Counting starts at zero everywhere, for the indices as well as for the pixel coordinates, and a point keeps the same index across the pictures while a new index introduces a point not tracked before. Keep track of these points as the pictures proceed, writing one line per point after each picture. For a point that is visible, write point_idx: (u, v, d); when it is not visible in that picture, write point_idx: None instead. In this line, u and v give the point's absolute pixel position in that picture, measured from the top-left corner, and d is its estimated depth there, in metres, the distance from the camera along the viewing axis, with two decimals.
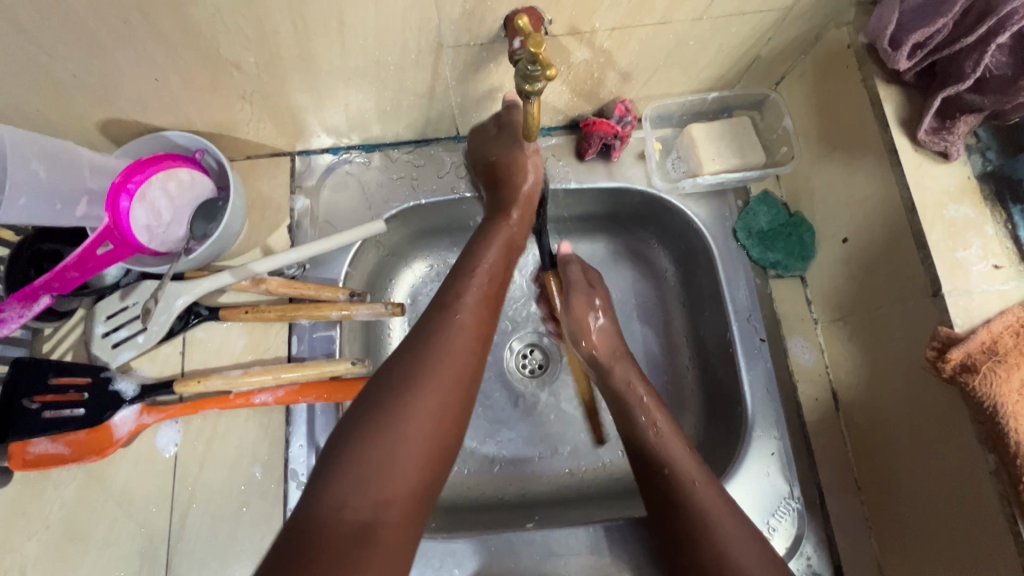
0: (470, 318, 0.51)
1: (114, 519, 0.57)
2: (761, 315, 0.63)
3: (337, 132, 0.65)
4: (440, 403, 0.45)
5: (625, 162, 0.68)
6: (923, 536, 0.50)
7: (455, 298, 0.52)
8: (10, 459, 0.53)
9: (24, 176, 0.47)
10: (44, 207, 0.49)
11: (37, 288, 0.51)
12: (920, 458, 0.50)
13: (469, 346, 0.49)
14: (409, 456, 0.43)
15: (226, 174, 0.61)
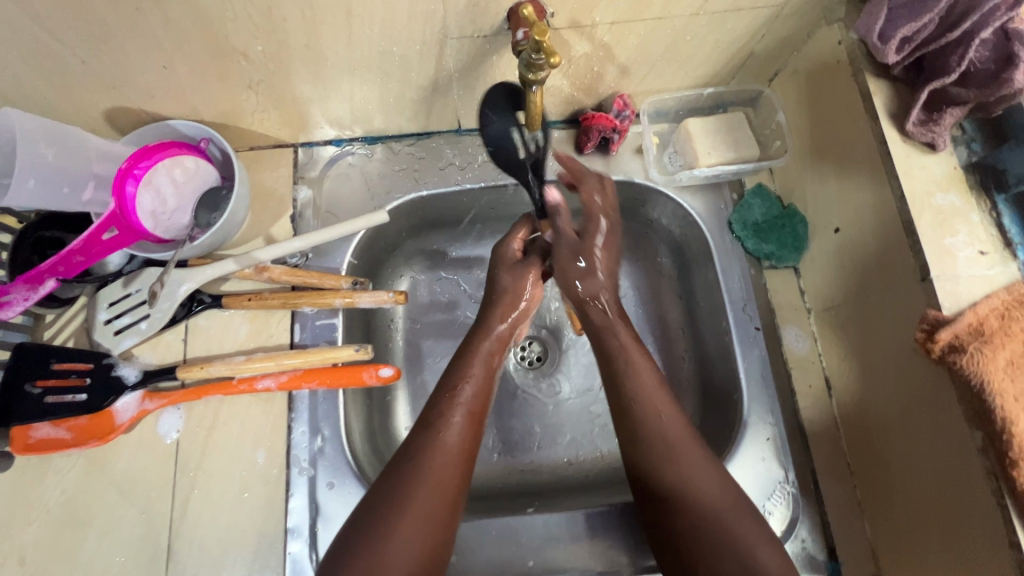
0: (456, 437, 0.53)
1: (113, 505, 0.57)
2: (756, 306, 0.65)
3: (340, 124, 0.66)
4: (425, 521, 0.48)
5: (623, 157, 0.70)
6: (909, 537, 0.52)
7: (444, 416, 0.54)
8: (12, 443, 0.54)
9: (33, 159, 0.48)
10: (52, 191, 0.50)
11: (42, 271, 0.51)
12: (914, 505, 0.51)
13: (450, 473, 0.51)
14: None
15: (231, 163, 0.62)
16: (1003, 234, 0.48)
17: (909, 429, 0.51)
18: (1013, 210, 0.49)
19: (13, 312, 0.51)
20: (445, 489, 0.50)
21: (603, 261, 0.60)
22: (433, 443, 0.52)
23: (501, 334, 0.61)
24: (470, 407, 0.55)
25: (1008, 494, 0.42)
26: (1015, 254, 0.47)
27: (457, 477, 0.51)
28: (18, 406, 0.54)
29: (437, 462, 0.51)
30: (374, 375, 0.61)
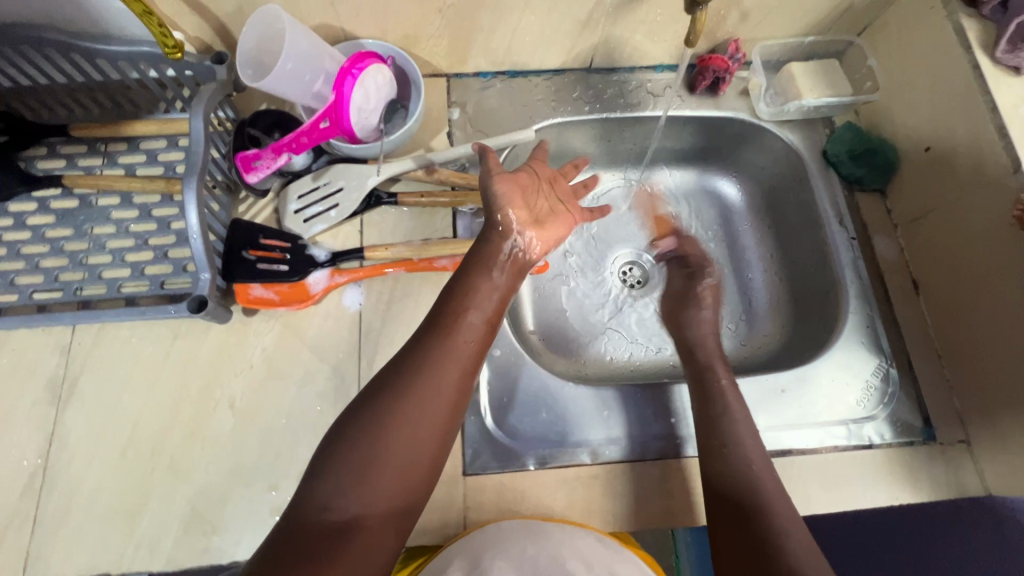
0: (473, 339, 0.54)
1: (307, 363, 0.65)
2: (849, 220, 0.75)
3: (494, 55, 0.77)
4: (430, 422, 0.49)
5: (729, 97, 0.81)
6: (1000, 400, 0.62)
7: (456, 319, 0.55)
8: (238, 297, 0.64)
9: (294, 45, 0.59)
10: (299, 76, 0.61)
11: (282, 145, 0.64)
12: (1008, 372, 0.61)
13: (458, 375, 0.52)
14: (386, 473, 0.46)
15: (411, 79, 0.71)
16: None
17: (1003, 305, 0.61)
18: None
19: (259, 176, 0.65)
20: (452, 389, 0.51)
21: (711, 305, 0.75)
22: (450, 343, 0.53)
23: (505, 254, 0.60)
24: (490, 314, 0.57)
25: None
26: None
27: (467, 384, 0.52)
28: (238, 265, 0.63)
29: (449, 364, 0.52)
30: None
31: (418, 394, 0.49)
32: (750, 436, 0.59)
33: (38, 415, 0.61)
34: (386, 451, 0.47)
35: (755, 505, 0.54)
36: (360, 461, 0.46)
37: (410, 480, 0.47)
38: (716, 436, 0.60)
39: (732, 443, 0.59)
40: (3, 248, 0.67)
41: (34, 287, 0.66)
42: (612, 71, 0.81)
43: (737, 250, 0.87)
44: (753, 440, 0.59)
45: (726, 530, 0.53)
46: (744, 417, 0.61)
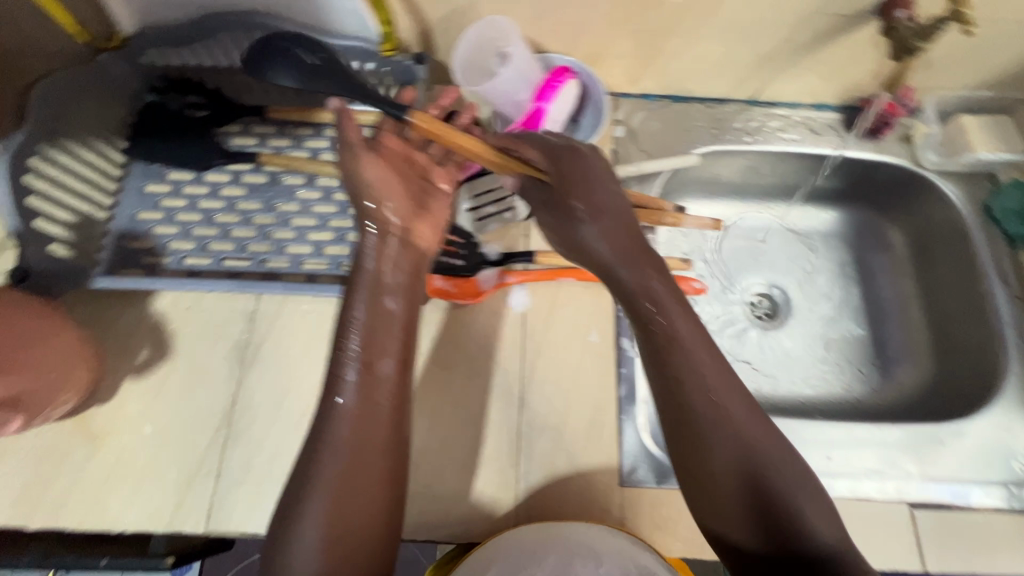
0: (384, 393, 0.55)
1: (473, 355, 0.67)
2: (1012, 280, 0.75)
3: (666, 79, 0.79)
4: (362, 507, 0.51)
5: (891, 142, 0.81)
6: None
7: (339, 381, 0.55)
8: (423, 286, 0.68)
9: (518, 56, 0.64)
10: (517, 85, 0.65)
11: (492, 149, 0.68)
12: None
13: (343, 454, 0.52)
14: (344, 541, 0.49)
15: (592, 94, 0.73)
16: None
17: None
18: None
19: (473, 171, 0.70)
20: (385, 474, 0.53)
21: (612, 229, 0.60)
22: (333, 414, 0.54)
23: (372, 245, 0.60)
24: (365, 353, 0.56)
25: None
26: None
27: (389, 465, 0.53)
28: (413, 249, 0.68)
29: (360, 441, 0.53)
30: (692, 288, 0.71)
31: (333, 473, 0.51)
32: (701, 397, 0.53)
33: (225, 375, 0.65)
34: (334, 520, 0.50)
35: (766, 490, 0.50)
36: (297, 550, 0.48)
37: (362, 546, 0.50)
38: (698, 431, 0.53)
39: (706, 428, 0.53)
40: (197, 214, 0.72)
41: (224, 254, 0.70)
42: (774, 105, 0.82)
43: (875, 293, 0.88)
44: (713, 407, 0.53)
45: (740, 519, 0.51)
46: (693, 385, 0.54)
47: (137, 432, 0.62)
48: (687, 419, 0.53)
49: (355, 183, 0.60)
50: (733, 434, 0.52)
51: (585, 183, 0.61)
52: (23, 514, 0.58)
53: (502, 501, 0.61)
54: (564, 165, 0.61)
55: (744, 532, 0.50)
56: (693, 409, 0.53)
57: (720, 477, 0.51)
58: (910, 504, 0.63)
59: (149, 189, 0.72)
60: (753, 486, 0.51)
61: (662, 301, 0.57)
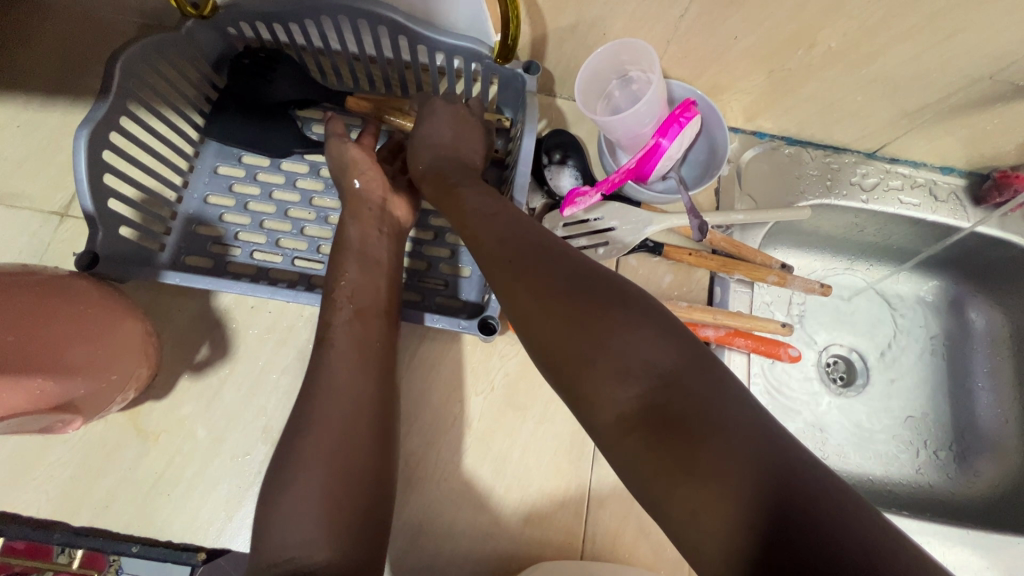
0: (356, 338, 0.53)
1: (549, 396, 0.65)
2: None
3: (786, 121, 0.72)
4: (347, 447, 0.47)
5: (1016, 218, 0.75)
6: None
7: (329, 323, 0.54)
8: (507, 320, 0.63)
9: (656, 90, 0.58)
10: (643, 119, 0.59)
11: (605, 182, 0.62)
12: None
13: (342, 388, 0.49)
14: (325, 481, 0.44)
15: (709, 129, 0.66)
16: None
17: None
18: None
19: (576, 209, 0.64)
20: (351, 401, 0.49)
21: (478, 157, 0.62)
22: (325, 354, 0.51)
23: (360, 214, 0.60)
24: (355, 302, 0.55)
25: None
26: None
27: (372, 394, 0.50)
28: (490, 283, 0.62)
29: (337, 374, 0.50)
30: (785, 352, 0.68)
31: (328, 411, 0.48)
32: (552, 257, 0.42)
33: (287, 384, 0.61)
34: (316, 456, 0.45)
35: (653, 364, 0.36)
36: (293, 494, 0.44)
37: (355, 503, 0.45)
38: (537, 290, 0.41)
39: (536, 285, 0.41)
40: (271, 205, 0.68)
41: (297, 253, 0.66)
42: (894, 161, 0.76)
43: (965, 374, 0.82)
44: (563, 255, 0.42)
45: (636, 425, 0.34)
46: (535, 247, 0.44)
47: (191, 435, 0.59)
48: (559, 337, 0.38)
49: (343, 162, 0.63)
50: (563, 283, 0.40)
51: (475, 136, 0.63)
52: (71, 508, 0.56)
53: (565, 554, 0.60)
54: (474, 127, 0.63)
55: (640, 444, 0.34)
56: (546, 278, 0.41)
57: (588, 365, 0.37)
58: None
59: (222, 171, 0.68)
60: (634, 374, 0.35)
61: (488, 198, 0.52)
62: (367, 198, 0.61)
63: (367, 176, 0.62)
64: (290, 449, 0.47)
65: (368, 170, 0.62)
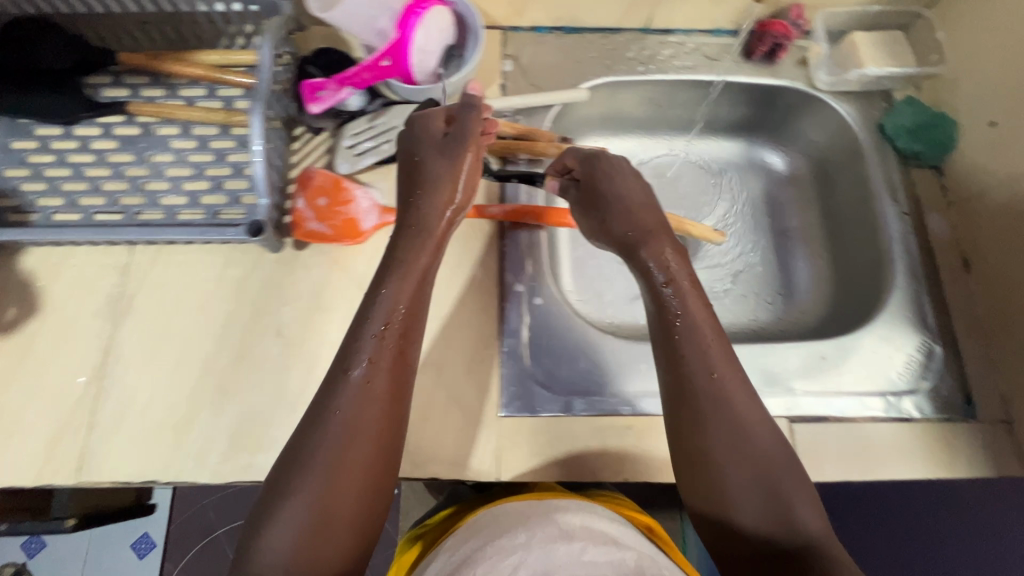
0: (381, 379, 0.53)
1: (354, 298, 0.66)
2: (902, 195, 0.74)
3: (552, 9, 0.76)
4: (356, 478, 0.49)
5: (786, 65, 0.80)
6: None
7: (355, 354, 0.53)
8: (295, 229, 0.65)
9: None
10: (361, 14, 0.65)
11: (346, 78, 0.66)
12: None
13: (369, 429, 0.51)
14: (333, 523, 0.48)
15: (468, 25, 0.71)
16: None
17: None
18: None
19: (320, 108, 0.68)
20: (369, 436, 0.51)
21: (631, 189, 0.67)
22: (341, 387, 0.51)
23: (442, 211, 0.62)
24: (398, 337, 0.55)
25: None
26: None
27: (388, 427, 0.52)
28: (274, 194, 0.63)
29: (349, 405, 0.51)
30: None
31: (341, 451, 0.49)
32: (710, 393, 0.55)
33: (97, 328, 0.64)
34: (329, 503, 0.48)
35: (771, 484, 0.51)
36: (286, 514, 0.47)
37: (336, 526, 0.48)
38: (687, 381, 0.56)
39: (696, 385, 0.55)
40: (67, 168, 0.70)
41: (96, 209, 0.68)
42: (667, 33, 0.80)
43: (779, 222, 0.86)
44: (719, 398, 0.54)
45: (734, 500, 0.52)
46: (710, 400, 0.54)
47: (4, 390, 0.61)
48: (694, 409, 0.54)
49: (437, 172, 0.63)
50: (722, 441, 0.53)
51: (602, 185, 0.67)
52: None
53: None
54: (578, 161, 0.69)
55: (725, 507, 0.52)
56: (701, 423, 0.54)
57: (711, 448, 0.53)
58: (788, 417, 0.64)
59: (14, 145, 0.70)
60: (760, 466, 0.52)
61: (676, 279, 0.61)
62: (439, 197, 0.62)
63: (449, 202, 0.62)
64: (291, 466, 0.49)
65: (449, 184, 0.62)
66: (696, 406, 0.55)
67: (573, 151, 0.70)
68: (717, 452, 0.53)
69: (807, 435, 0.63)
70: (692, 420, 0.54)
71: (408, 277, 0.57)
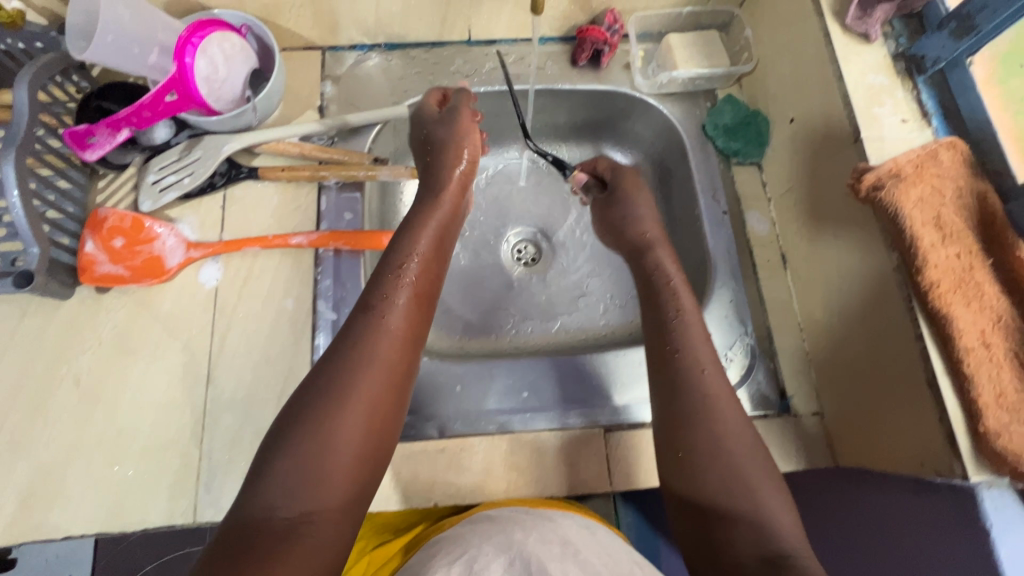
0: (397, 320, 0.55)
1: (158, 340, 0.64)
2: (723, 195, 0.74)
3: (365, 27, 0.75)
4: (366, 416, 0.49)
5: (613, 70, 0.79)
6: (855, 372, 0.61)
7: (386, 298, 0.56)
8: (82, 273, 0.63)
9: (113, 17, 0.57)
10: (126, 49, 0.58)
11: (119, 120, 0.61)
12: (854, 346, 0.61)
13: (385, 366, 0.52)
14: (338, 466, 0.47)
15: (268, 52, 0.70)
16: (921, 107, 0.58)
17: (854, 283, 0.60)
18: (931, 88, 0.59)
19: (95, 154, 0.62)
20: (387, 371, 0.52)
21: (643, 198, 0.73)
22: (367, 320, 0.54)
23: (453, 183, 0.66)
24: (413, 288, 0.58)
25: (914, 298, 0.52)
26: (929, 123, 0.58)
27: (401, 374, 0.53)
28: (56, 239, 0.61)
29: (380, 343, 0.53)
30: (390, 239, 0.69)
31: (362, 381, 0.50)
32: (695, 383, 0.56)
33: None
34: (339, 446, 0.47)
35: (741, 472, 0.51)
36: (301, 444, 0.46)
37: (345, 466, 0.47)
38: (669, 373, 0.57)
39: (689, 377, 0.56)
40: None
41: None
42: (492, 44, 0.80)
43: None
44: (708, 405, 0.54)
45: (709, 490, 0.50)
46: (697, 387, 0.56)
47: None
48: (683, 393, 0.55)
49: (443, 141, 0.66)
50: (701, 437, 0.52)
51: (630, 186, 0.74)
52: None
53: (182, 483, 0.60)
54: (599, 163, 0.79)
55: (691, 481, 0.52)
56: (674, 396, 0.56)
57: (692, 426, 0.53)
58: (604, 426, 0.64)
59: None
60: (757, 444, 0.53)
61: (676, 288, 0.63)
62: (453, 179, 0.66)
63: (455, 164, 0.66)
64: (307, 395, 0.49)
65: (454, 151, 0.66)
66: (690, 392, 0.55)
67: (607, 159, 0.79)
68: (695, 437, 0.53)
69: (621, 446, 0.63)
70: (694, 395, 0.55)
71: (422, 243, 0.61)
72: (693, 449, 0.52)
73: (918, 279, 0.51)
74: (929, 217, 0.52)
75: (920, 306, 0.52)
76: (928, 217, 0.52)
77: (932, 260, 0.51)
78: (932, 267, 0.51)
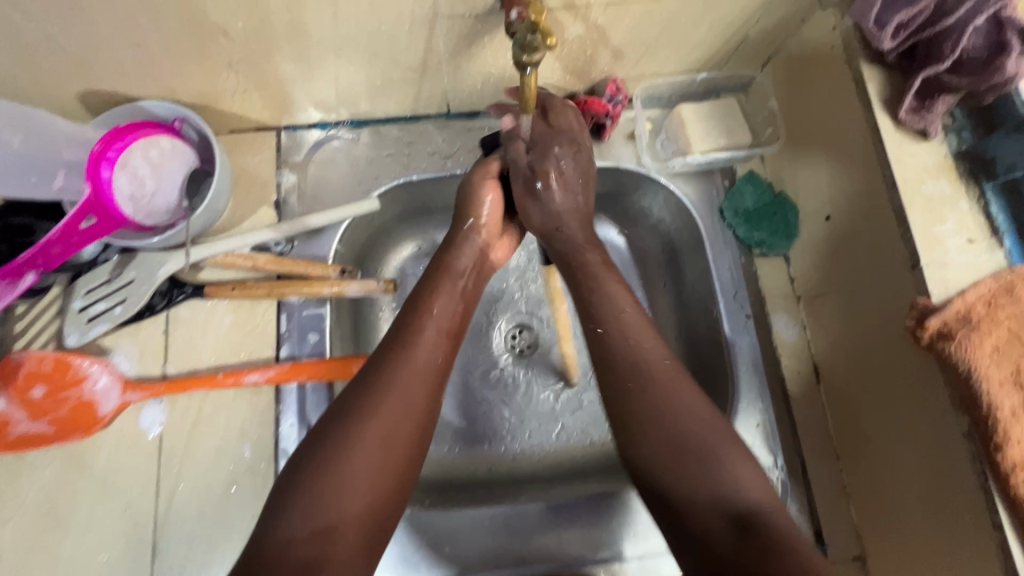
0: (436, 364, 0.47)
1: (94, 503, 0.55)
2: (747, 293, 0.65)
3: (326, 107, 0.64)
4: (386, 452, 0.42)
5: (615, 142, 0.69)
6: (907, 521, 0.53)
7: (419, 330, 0.48)
8: None
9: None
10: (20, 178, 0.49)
11: (20, 265, 0.50)
12: (908, 493, 0.52)
13: (418, 393, 0.45)
14: (357, 490, 0.41)
15: (210, 145, 0.59)
16: (991, 222, 0.49)
17: (911, 424, 0.51)
18: (1001, 198, 0.49)
19: None
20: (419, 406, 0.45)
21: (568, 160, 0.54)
22: (404, 350, 0.47)
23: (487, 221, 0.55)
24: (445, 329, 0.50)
25: (991, 476, 0.44)
26: (1002, 242, 0.48)
27: (431, 419, 0.46)
28: None
29: (408, 377, 0.45)
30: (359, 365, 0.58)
31: (385, 418, 0.43)
32: (649, 360, 0.46)
33: None
34: (359, 462, 0.41)
35: (717, 452, 0.43)
36: (320, 480, 0.40)
37: (377, 497, 0.42)
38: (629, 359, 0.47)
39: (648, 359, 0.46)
40: None
41: None
42: (475, 115, 0.68)
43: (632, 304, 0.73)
44: (654, 370, 0.46)
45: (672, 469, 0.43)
46: (633, 360, 0.46)
47: None
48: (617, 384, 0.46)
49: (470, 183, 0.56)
50: (658, 429, 0.44)
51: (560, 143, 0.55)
52: None
53: None
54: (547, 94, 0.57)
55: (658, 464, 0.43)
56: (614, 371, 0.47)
57: (666, 408, 0.44)
58: None
59: None
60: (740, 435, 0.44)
61: (606, 291, 0.50)
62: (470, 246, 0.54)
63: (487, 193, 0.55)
64: (331, 423, 0.43)
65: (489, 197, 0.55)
66: (640, 370, 0.46)
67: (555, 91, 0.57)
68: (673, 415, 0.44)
69: None
70: (636, 378, 0.46)
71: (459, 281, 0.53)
72: (655, 447, 0.44)
73: (997, 457, 0.42)
74: (1009, 373, 0.43)
75: (999, 488, 0.43)
76: (1007, 374, 0.43)
77: (1015, 435, 0.42)
78: (1016, 444, 0.42)
